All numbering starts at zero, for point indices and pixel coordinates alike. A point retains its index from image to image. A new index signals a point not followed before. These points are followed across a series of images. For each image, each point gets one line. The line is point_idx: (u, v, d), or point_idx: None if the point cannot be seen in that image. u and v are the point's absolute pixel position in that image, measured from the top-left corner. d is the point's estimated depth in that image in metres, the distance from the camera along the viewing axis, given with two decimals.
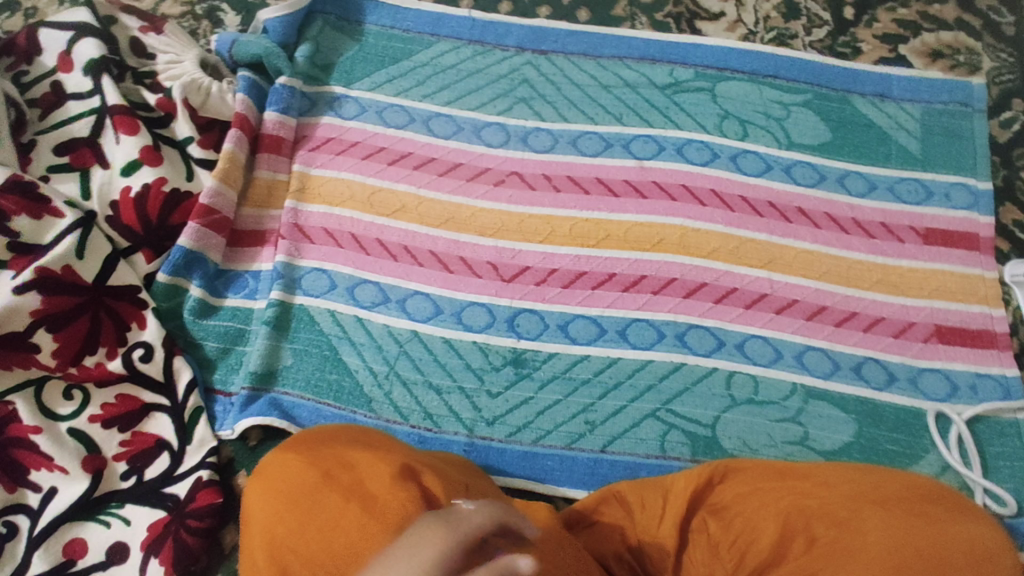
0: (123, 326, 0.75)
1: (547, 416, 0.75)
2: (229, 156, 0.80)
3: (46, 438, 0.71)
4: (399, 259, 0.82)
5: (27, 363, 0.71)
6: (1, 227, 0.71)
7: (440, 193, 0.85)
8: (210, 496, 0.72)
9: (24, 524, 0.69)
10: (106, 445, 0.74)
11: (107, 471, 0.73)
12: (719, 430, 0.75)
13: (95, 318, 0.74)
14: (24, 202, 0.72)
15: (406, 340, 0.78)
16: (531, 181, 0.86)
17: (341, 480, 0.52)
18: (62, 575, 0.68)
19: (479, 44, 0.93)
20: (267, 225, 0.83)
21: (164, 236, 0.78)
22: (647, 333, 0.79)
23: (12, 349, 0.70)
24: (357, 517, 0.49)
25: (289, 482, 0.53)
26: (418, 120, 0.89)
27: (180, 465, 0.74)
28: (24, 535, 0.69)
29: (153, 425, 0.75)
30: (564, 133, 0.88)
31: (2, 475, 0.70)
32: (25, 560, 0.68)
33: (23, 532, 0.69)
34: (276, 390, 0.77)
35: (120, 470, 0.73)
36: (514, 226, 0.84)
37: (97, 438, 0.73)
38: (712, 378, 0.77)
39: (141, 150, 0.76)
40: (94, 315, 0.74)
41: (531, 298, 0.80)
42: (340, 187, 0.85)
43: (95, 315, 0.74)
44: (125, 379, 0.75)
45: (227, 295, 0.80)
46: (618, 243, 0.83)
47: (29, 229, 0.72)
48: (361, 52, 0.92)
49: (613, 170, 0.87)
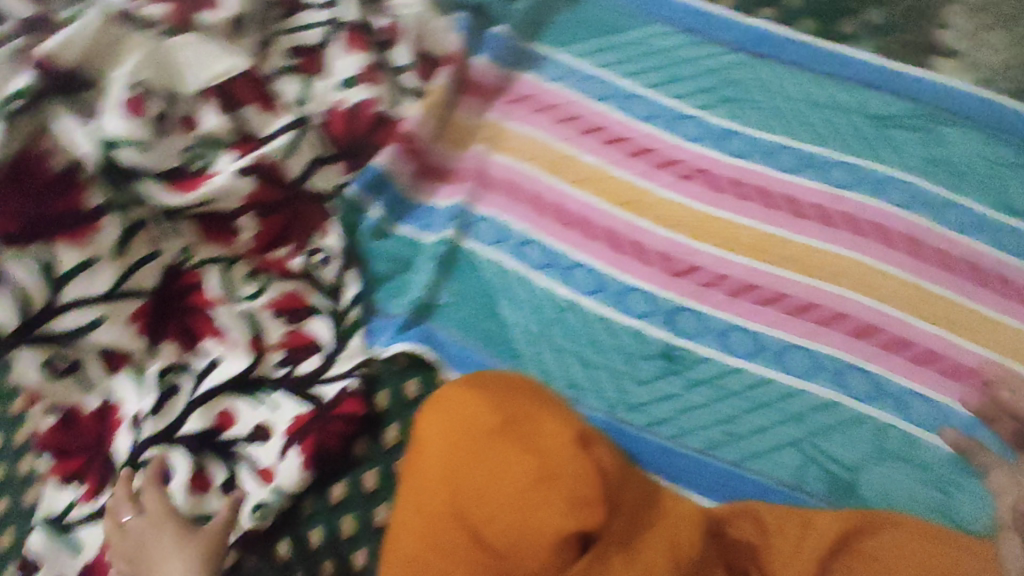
0: (310, 228, 0.80)
1: (689, 416, 0.76)
2: (438, 92, 0.83)
3: (225, 312, 0.77)
4: (573, 228, 0.83)
5: (228, 240, 0.77)
6: (232, 112, 0.74)
7: (626, 173, 0.86)
8: (354, 405, 0.76)
9: (187, 385, 0.77)
10: (270, 333, 0.78)
11: (265, 357, 0.78)
12: (861, 478, 0.73)
13: (290, 215, 0.79)
14: (255, 93, 0.75)
15: (565, 307, 0.80)
16: (719, 182, 0.85)
17: (518, 432, 0.52)
18: (210, 439, 0.75)
19: (695, 33, 0.92)
20: (454, 164, 0.85)
21: (363, 152, 0.81)
22: (807, 362, 0.77)
23: (219, 225, 0.76)
24: (530, 476, 0.50)
25: (467, 417, 0.54)
26: (618, 97, 0.89)
27: (329, 369, 0.77)
28: (184, 395, 0.76)
29: (313, 327, 0.79)
30: (763, 142, 0.86)
31: (180, 335, 0.78)
32: (183, 415, 0.75)
33: (184, 392, 0.76)
34: (430, 324, 0.79)
35: (276, 360, 0.78)
36: (693, 223, 0.83)
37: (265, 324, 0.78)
38: (864, 425, 0.75)
39: (363, 68, 0.80)
40: (290, 213, 0.78)
41: (695, 298, 0.80)
42: (530, 146, 0.87)
43: (290, 212, 0.78)
44: (299, 278, 0.79)
45: (403, 223, 0.82)
46: (795, 264, 0.81)
47: (256, 119, 0.75)
48: (575, 17, 0.93)
49: (805, 190, 0.84)
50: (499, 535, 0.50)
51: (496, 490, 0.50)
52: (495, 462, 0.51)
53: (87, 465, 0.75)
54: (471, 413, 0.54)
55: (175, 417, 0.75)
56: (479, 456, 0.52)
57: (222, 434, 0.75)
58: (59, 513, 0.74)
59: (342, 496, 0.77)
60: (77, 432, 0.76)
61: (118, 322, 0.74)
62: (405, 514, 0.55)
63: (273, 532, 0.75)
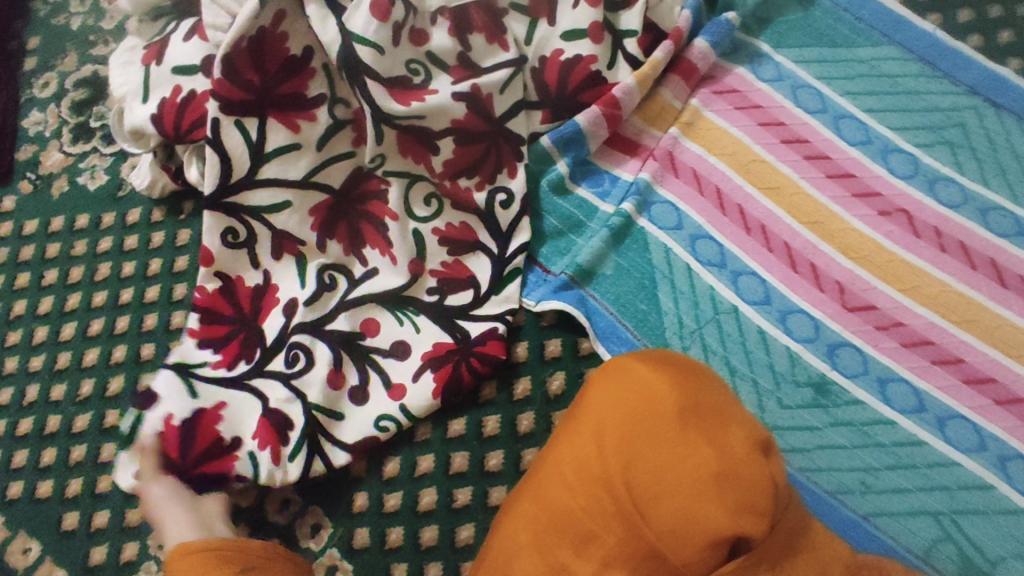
0: (498, 167, 0.79)
1: (826, 454, 0.72)
2: (655, 64, 0.81)
3: (397, 226, 0.77)
4: (751, 234, 0.80)
5: (420, 159, 0.78)
6: (461, 38, 0.76)
7: (819, 192, 0.81)
8: (496, 348, 0.77)
9: (342, 286, 0.78)
10: (431, 258, 0.79)
11: (419, 280, 0.78)
12: (999, 572, 0.66)
13: (485, 150, 0.78)
14: (487, 25, 0.77)
15: (724, 311, 0.77)
16: (919, 227, 0.79)
17: (699, 420, 0.51)
18: (354, 342, 0.75)
19: (930, 66, 0.85)
20: (646, 140, 0.84)
21: (568, 107, 0.81)
22: (968, 435, 0.71)
23: (418, 141, 0.77)
24: (705, 468, 0.49)
25: (646, 393, 0.54)
26: (830, 113, 0.84)
27: (477, 307, 0.78)
28: (338, 295, 0.77)
29: (472, 263, 0.79)
30: (977, 198, 0.80)
31: (346, 237, 0.78)
32: (333, 313, 0.76)
33: (338, 292, 0.77)
34: (587, 290, 0.79)
35: (429, 285, 0.78)
36: (880, 261, 0.78)
37: (428, 248, 0.79)
38: (1019, 519, 0.68)
39: (591, 24, 0.78)
40: (485, 147, 0.78)
41: (864, 338, 0.75)
42: (726, 140, 0.84)
43: (485, 147, 0.78)
44: (474, 212, 0.80)
45: (581, 185, 0.83)
46: (982, 332, 0.74)
47: (479, 49, 0.76)
48: (803, 21, 0.89)
49: (1013, 259, 0.77)
50: (659, 519, 0.49)
51: (666, 473, 0.50)
52: (668, 444, 0.50)
53: (232, 335, 0.75)
54: (650, 389, 0.53)
55: (327, 313, 0.76)
56: (654, 435, 0.51)
57: (363, 341, 0.76)
58: (190, 366, 0.74)
59: (460, 431, 0.78)
60: (234, 301, 0.77)
61: (298, 211, 0.77)
62: (557, 469, 0.55)
63: (389, 444, 0.78)
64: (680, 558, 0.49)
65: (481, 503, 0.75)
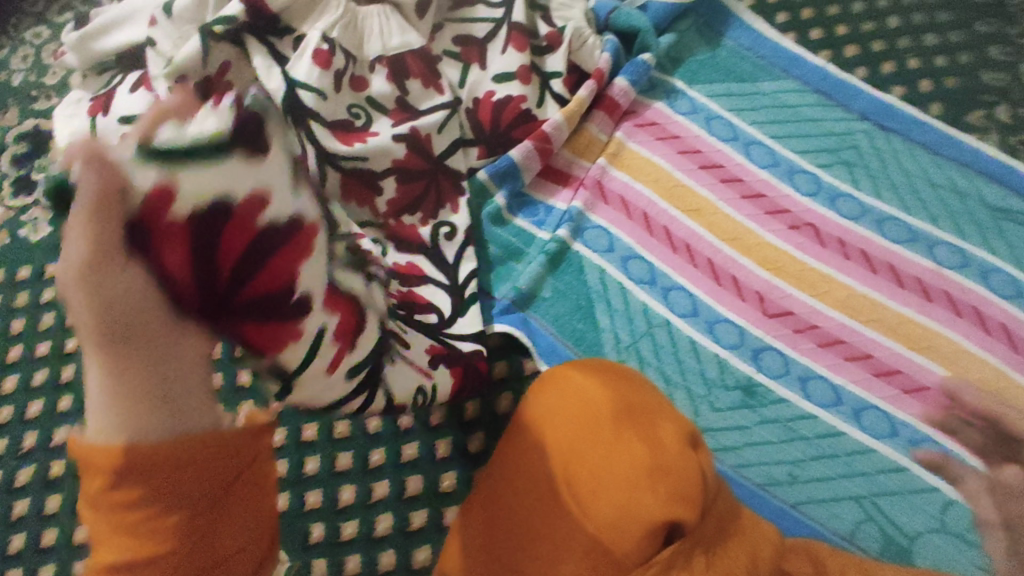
0: (440, 202, 0.84)
1: (755, 450, 0.78)
2: (580, 101, 0.88)
3: None
4: (677, 252, 0.87)
5: (366, 200, 0.80)
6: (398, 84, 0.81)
7: (735, 212, 0.89)
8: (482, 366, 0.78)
9: None
10: None
11: None
12: (916, 546, 0.74)
13: (427, 185, 0.83)
14: (422, 71, 0.82)
15: (656, 324, 0.83)
16: (824, 238, 0.87)
17: (631, 417, 0.56)
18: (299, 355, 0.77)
19: (824, 96, 0.95)
20: (577, 171, 0.91)
21: (502, 143, 0.87)
22: (882, 424, 0.79)
23: (362, 183, 0.79)
24: (638, 459, 0.53)
25: (580, 396, 0.58)
26: (740, 141, 0.93)
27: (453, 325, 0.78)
28: None
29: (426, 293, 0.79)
30: (874, 211, 0.89)
31: None
32: None
33: None
34: (527, 313, 0.84)
35: None
36: (792, 270, 0.86)
37: None
38: (930, 496, 0.76)
39: (520, 67, 0.85)
40: (428, 184, 0.83)
41: (784, 341, 0.82)
42: (649, 168, 0.91)
43: (428, 184, 0.83)
44: (422, 248, 0.81)
45: (518, 215, 0.89)
46: (886, 329, 0.82)
47: (416, 94, 0.82)
48: (711, 60, 0.98)
49: (909, 263, 0.86)
50: (596, 513, 0.53)
51: (600, 466, 0.54)
52: (603, 444, 0.55)
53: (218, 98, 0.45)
54: (585, 391, 0.58)
55: None
56: (589, 432, 0.56)
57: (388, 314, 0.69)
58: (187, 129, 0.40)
59: (413, 455, 0.81)
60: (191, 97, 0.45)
61: None
62: (506, 478, 0.60)
63: (344, 473, 0.80)
64: (620, 550, 0.52)
65: (437, 526, 0.77)
